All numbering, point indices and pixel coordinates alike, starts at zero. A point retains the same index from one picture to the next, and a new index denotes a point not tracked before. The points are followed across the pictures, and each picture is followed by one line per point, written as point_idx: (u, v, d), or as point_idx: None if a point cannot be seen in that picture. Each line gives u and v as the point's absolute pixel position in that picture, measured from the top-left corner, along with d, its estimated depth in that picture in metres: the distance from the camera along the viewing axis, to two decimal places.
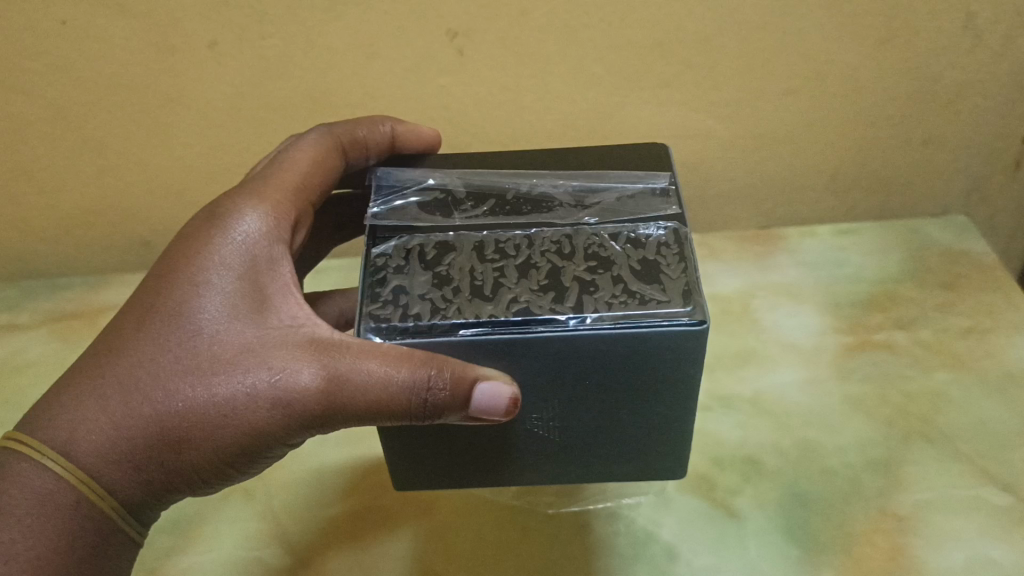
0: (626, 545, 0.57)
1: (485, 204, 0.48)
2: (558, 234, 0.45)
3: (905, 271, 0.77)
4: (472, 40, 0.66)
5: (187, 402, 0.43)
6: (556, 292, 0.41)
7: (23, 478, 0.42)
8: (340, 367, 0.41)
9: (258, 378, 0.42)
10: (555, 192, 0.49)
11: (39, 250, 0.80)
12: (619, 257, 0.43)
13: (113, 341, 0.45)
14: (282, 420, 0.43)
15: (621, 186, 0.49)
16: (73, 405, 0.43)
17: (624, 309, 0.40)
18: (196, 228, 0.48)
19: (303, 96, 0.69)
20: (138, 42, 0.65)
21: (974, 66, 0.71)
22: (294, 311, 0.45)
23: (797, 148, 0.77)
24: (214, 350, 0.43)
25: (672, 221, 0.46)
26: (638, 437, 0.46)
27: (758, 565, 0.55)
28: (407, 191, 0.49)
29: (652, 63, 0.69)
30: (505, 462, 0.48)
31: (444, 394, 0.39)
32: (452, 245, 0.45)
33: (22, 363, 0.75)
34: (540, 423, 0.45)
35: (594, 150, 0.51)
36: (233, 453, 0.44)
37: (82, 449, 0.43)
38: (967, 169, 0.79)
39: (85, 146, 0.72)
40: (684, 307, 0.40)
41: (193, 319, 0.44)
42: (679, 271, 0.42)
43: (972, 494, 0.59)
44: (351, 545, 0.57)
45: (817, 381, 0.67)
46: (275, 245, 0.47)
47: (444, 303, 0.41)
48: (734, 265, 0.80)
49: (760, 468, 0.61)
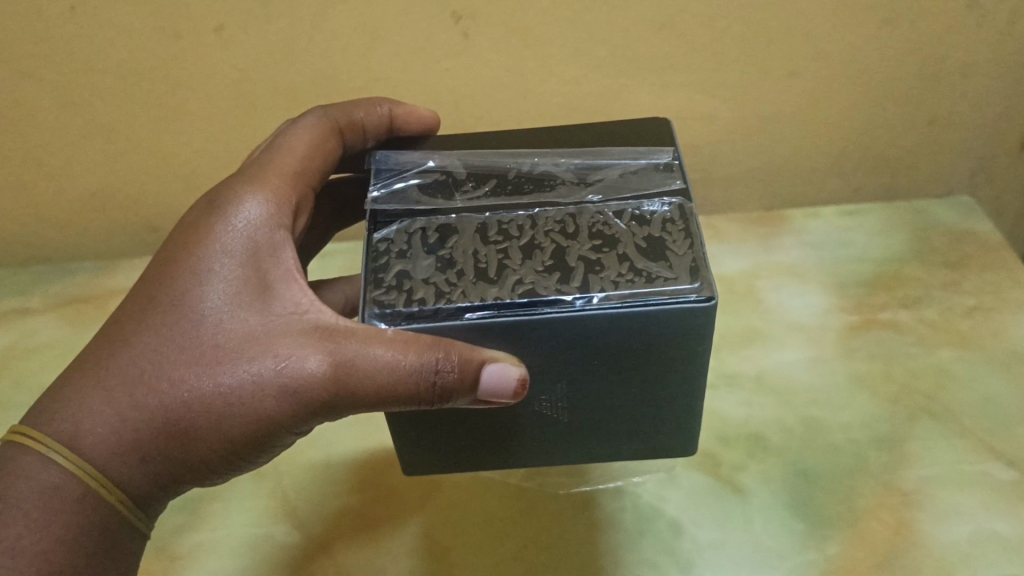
0: (632, 520, 0.57)
1: (487, 185, 0.48)
2: (561, 214, 0.45)
3: (908, 250, 0.78)
4: (477, 23, 0.67)
5: (193, 391, 0.42)
6: (561, 273, 0.42)
7: (29, 471, 0.42)
8: (346, 353, 0.41)
9: (264, 366, 0.42)
10: (557, 171, 0.49)
11: (48, 235, 0.81)
12: (623, 235, 0.44)
13: (117, 332, 0.45)
14: (290, 407, 0.42)
15: (624, 162, 0.49)
16: (78, 397, 0.43)
17: (631, 287, 0.41)
18: (198, 219, 0.47)
19: (310, 79, 0.69)
20: (146, 27, 0.65)
21: (979, 46, 0.71)
22: (297, 297, 0.44)
23: (802, 129, 0.77)
24: (217, 340, 0.43)
25: (677, 196, 0.46)
26: (647, 414, 0.47)
27: (763, 540, 0.55)
28: (407, 173, 0.49)
29: (657, 44, 0.69)
30: (514, 442, 0.48)
31: (452, 376, 0.39)
32: (454, 227, 0.45)
33: (33, 346, 0.76)
34: (549, 404, 0.45)
35: (594, 127, 0.52)
36: (240, 443, 0.43)
37: (88, 441, 0.42)
38: (971, 149, 0.80)
39: (93, 131, 0.72)
40: (691, 283, 0.40)
41: (197, 309, 0.44)
42: (686, 248, 0.42)
43: (976, 469, 0.59)
44: (361, 522, 0.58)
45: (822, 360, 0.68)
46: (277, 232, 0.47)
47: (449, 286, 0.42)
48: (739, 246, 0.81)
49: (765, 444, 0.62)
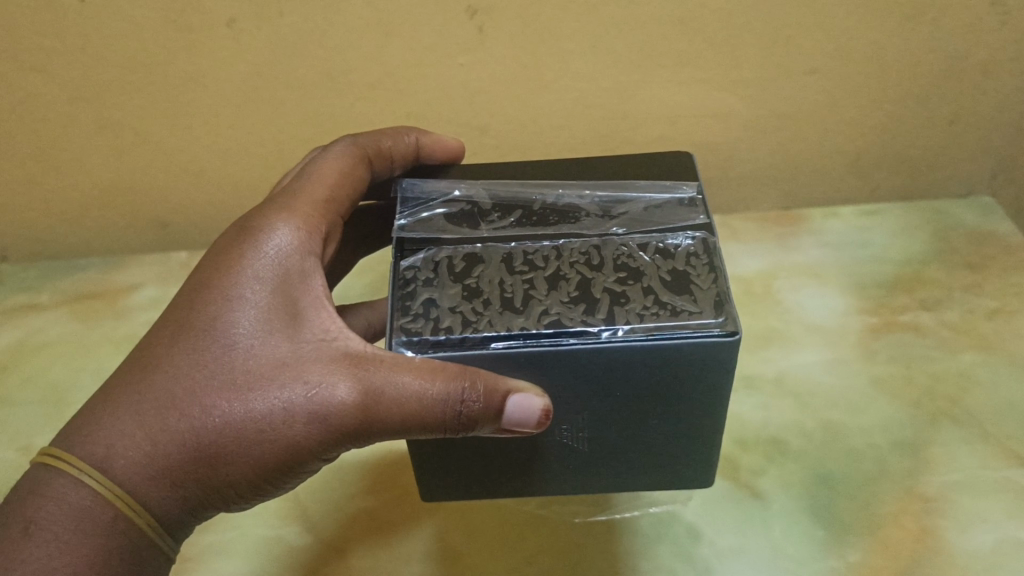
0: (649, 525, 0.56)
1: (512, 215, 0.47)
2: (586, 244, 0.44)
3: (929, 251, 0.77)
4: (493, 17, 0.66)
5: (225, 418, 0.40)
6: (589, 304, 0.41)
7: (60, 494, 0.40)
8: (376, 382, 0.40)
9: (294, 393, 0.41)
10: (581, 203, 0.48)
11: (56, 231, 0.80)
12: (649, 268, 0.43)
13: (147, 355, 0.42)
14: (319, 435, 0.41)
15: (649, 196, 0.48)
16: (108, 421, 0.41)
17: (656, 320, 0.40)
18: (228, 243, 0.45)
19: (322, 75, 0.69)
20: (158, 20, 0.64)
21: (1000, 42, 0.70)
22: (327, 324, 0.43)
23: (821, 127, 0.76)
24: (249, 365, 0.41)
25: (701, 230, 0.45)
26: (665, 447, 0.45)
27: (782, 546, 0.54)
28: (433, 203, 0.49)
29: (674, 40, 0.68)
30: (531, 473, 0.47)
31: (477, 406, 0.38)
32: (480, 256, 0.44)
33: (41, 341, 0.75)
34: (571, 434, 0.44)
35: (618, 160, 0.51)
36: (270, 469, 0.42)
37: (119, 465, 0.40)
38: (992, 148, 0.79)
39: (103, 125, 0.71)
40: (715, 318, 0.39)
41: (228, 333, 0.42)
42: (710, 282, 0.41)
43: (1000, 476, 0.58)
44: (374, 528, 0.57)
45: (842, 363, 0.66)
46: (307, 259, 0.45)
47: (475, 314, 0.41)
48: (756, 247, 0.79)
49: (785, 448, 0.60)
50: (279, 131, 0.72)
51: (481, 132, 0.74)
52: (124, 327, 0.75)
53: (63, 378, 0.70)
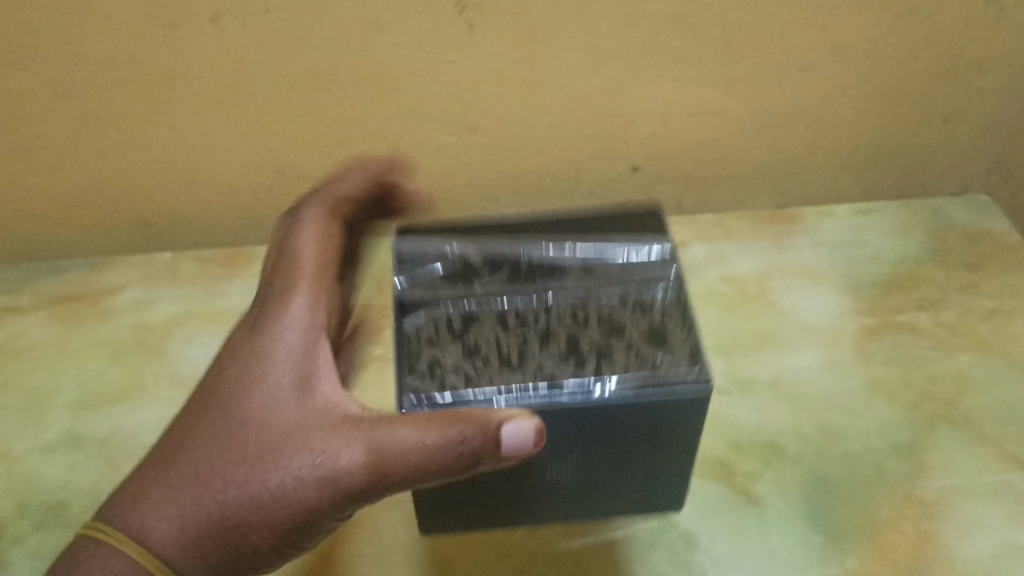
0: (643, 532, 0.55)
1: (500, 272, 0.52)
2: (571, 300, 0.50)
3: (925, 251, 0.76)
4: (483, 12, 0.65)
5: (244, 491, 0.47)
6: (579, 359, 0.47)
7: (104, 561, 0.46)
8: (378, 440, 0.45)
9: (303, 463, 0.46)
10: (564, 260, 0.53)
11: (37, 232, 0.77)
12: (626, 317, 0.49)
13: (176, 443, 0.49)
14: (327, 497, 0.46)
15: (628, 254, 0.52)
16: (147, 500, 0.47)
17: (640, 372, 0.45)
18: (240, 339, 0.52)
19: (309, 73, 0.67)
20: (140, 16, 0.63)
21: (994, 40, 0.70)
22: (327, 396, 0.49)
23: (817, 124, 0.75)
24: (263, 440, 0.47)
25: (673, 283, 0.50)
26: (638, 482, 0.52)
27: (778, 553, 0.53)
28: (426, 261, 0.53)
29: (668, 37, 0.67)
30: (520, 507, 0.53)
31: (477, 441, 0.42)
32: (476, 316, 0.49)
33: (22, 345, 0.71)
34: (561, 473, 0.50)
35: (593, 212, 0.55)
36: (286, 530, 0.48)
37: (154, 534, 0.46)
38: (986, 146, 0.78)
39: (86, 123, 0.70)
40: (691, 367, 0.45)
41: (243, 414, 0.48)
42: (685, 333, 0.47)
43: (998, 480, 0.57)
44: (365, 536, 0.55)
45: (838, 365, 0.65)
46: (311, 335, 0.51)
47: (478, 377, 0.46)
48: (750, 246, 0.78)
49: (781, 453, 0.59)
50: (266, 129, 0.71)
51: (472, 131, 0.73)
52: (107, 331, 0.72)
53: (42, 382, 0.68)
